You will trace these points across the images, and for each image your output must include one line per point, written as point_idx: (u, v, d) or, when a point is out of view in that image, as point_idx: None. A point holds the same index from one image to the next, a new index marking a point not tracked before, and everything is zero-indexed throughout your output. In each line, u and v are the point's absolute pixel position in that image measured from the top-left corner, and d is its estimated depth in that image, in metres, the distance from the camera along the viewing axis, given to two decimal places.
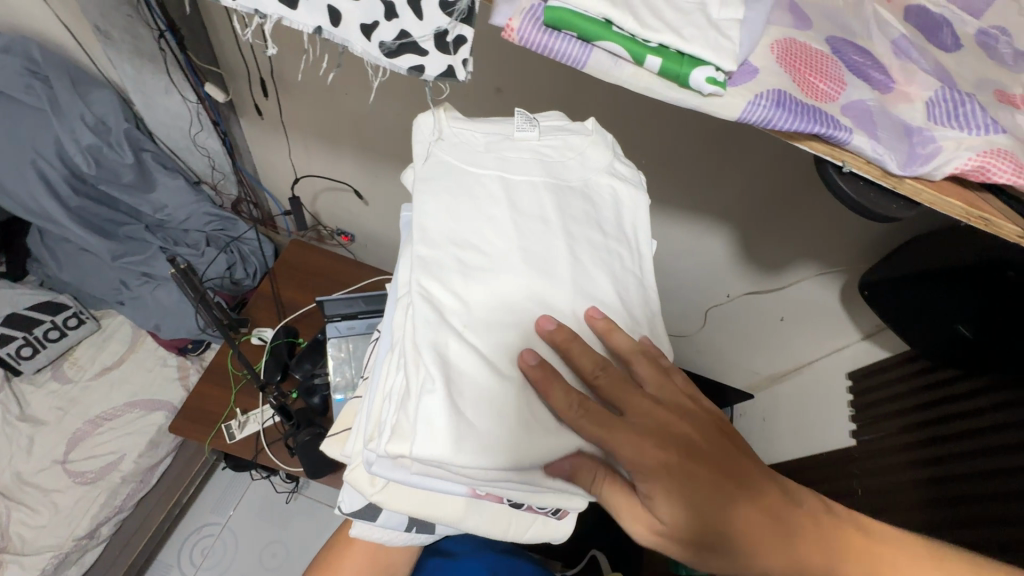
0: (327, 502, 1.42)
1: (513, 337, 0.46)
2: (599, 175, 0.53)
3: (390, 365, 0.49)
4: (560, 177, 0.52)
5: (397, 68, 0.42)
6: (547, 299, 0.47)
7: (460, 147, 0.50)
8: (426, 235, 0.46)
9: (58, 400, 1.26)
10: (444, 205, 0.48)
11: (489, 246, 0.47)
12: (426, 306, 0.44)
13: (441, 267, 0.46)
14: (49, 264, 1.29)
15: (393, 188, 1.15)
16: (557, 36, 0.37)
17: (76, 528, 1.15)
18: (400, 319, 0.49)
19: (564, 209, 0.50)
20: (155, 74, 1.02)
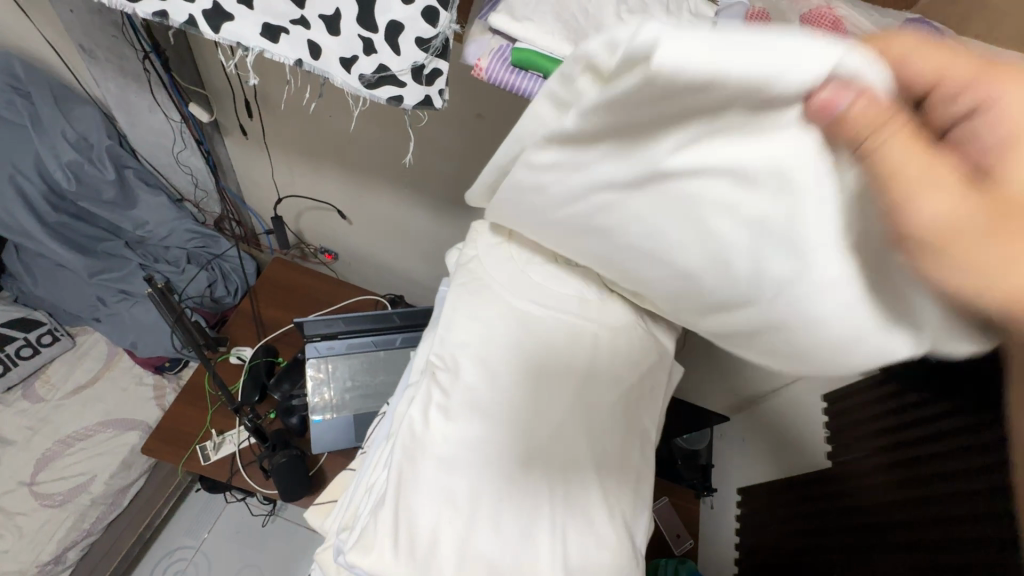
0: (305, 524, 1.39)
1: (496, 467, 0.50)
2: (623, 305, 0.57)
3: (382, 455, 0.56)
4: (584, 311, 0.56)
5: (376, 98, 0.43)
6: (534, 434, 0.51)
7: (501, 266, 0.56)
8: (444, 344, 0.54)
9: (28, 420, 1.23)
10: (464, 325, 0.54)
11: (492, 374, 0.53)
12: (419, 416, 0.51)
13: (447, 385, 0.52)
14: (24, 280, 1.27)
15: (377, 209, 1.16)
16: (524, 75, 0.38)
17: (42, 553, 1.11)
18: (401, 412, 0.56)
19: (572, 346, 0.55)
20: (139, 93, 1.03)
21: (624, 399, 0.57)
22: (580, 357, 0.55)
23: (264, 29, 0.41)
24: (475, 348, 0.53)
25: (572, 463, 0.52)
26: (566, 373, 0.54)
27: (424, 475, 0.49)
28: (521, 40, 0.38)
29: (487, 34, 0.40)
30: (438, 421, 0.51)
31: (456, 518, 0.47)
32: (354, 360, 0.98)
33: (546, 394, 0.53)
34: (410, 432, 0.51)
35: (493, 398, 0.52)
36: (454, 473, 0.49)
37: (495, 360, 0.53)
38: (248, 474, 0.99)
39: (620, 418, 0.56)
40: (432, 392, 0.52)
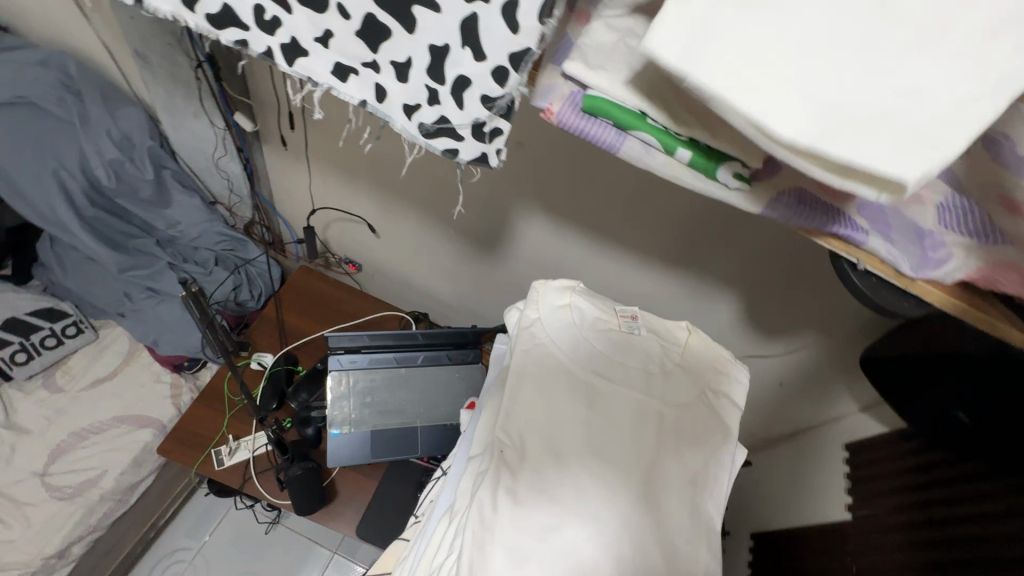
0: (308, 534, 1.38)
1: (562, 556, 0.51)
2: (679, 379, 0.62)
3: (441, 535, 0.58)
4: (645, 386, 0.61)
5: (432, 148, 0.43)
6: (600, 522, 0.53)
7: (560, 329, 0.64)
8: (510, 421, 0.57)
9: (45, 410, 1.24)
10: (528, 400, 0.59)
11: (557, 452, 0.56)
12: (489, 499, 0.54)
13: (514, 465, 0.55)
14: (55, 271, 1.29)
15: (406, 225, 1.17)
16: (592, 121, 0.39)
17: (47, 546, 1.11)
18: (465, 489, 0.58)
19: (634, 426, 0.58)
20: (187, 99, 1.06)
21: (690, 485, 0.57)
22: (643, 438, 0.58)
23: (335, 68, 0.42)
24: (541, 427, 0.57)
25: (637, 554, 0.52)
26: (631, 450, 0.57)
27: (495, 564, 0.51)
28: (592, 87, 0.38)
29: (559, 80, 0.41)
30: (506, 505, 0.53)
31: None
32: (376, 375, 0.98)
33: (606, 478, 0.55)
34: (480, 518, 0.53)
35: (558, 478, 0.55)
36: (523, 559, 0.51)
37: (561, 439, 0.56)
38: (260, 482, 0.99)
39: (686, 503, 0.56)
40: (501, 473, 0.55)
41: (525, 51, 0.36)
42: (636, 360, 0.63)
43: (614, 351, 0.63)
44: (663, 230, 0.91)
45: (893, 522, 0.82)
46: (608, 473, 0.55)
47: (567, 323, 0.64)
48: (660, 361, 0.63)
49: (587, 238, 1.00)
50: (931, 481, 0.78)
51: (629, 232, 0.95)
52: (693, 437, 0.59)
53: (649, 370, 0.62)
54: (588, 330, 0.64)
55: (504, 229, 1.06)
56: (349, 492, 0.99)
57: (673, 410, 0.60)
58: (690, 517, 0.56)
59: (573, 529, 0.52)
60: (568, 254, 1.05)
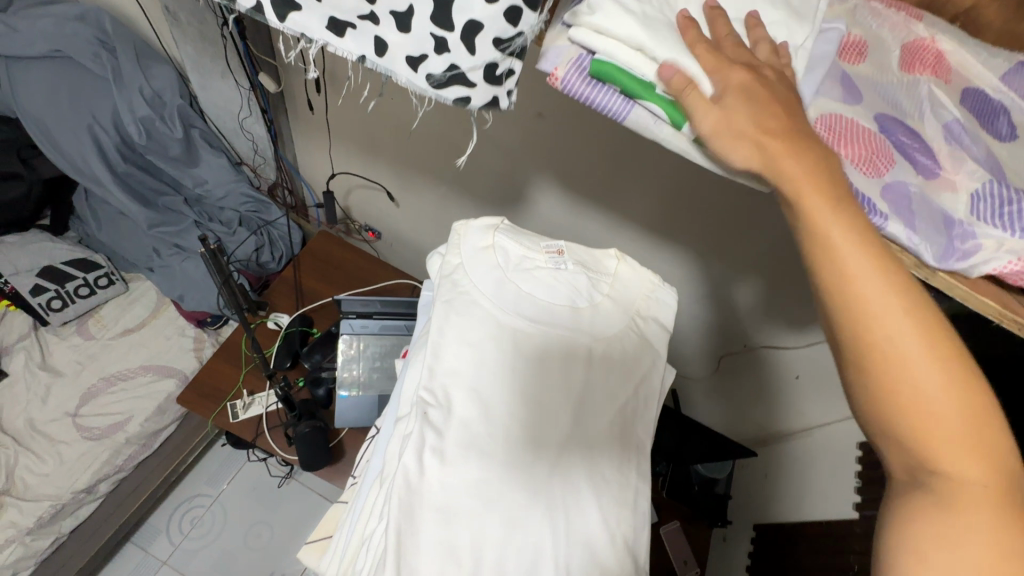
0: (318, 490, 1.43)
1: (494, 505, 0.50)
2: (610, 313, 0.60)
3: (376, 499, 0.55)
4: (575, 321, 0.58)
5: (442, 99, 0.41)
6: (530, 469, 0.52)
7: (483, 271, 0.59)
8: (434, 373, 0.53)
9: (79, 355, 1.31)
10: (454, 348, 0.55)
11: (484, 400, 0.53)
12: (411, 462, 0.50)
13: (436, 421, 0.52)
14: (90, 223, 1.34)
15: (424, 194, 1.17)
16: (601, 88, 0.38)
17: (77, 482, 1.18)
18: (394, 452, 0.54)
19: (569, 372, 0.56)
20: (214, 59, 1.07)
21: (620, 416, 0.57)
22: (575, 380, 0.56)
23: (330, 23, 0.41)
24: (466, 377, 0.53)
25: (573, 495, 0.53)
26: (559, 394, 0.55)
27: (424, 529, 0.48)
28: (600, 51, 0.37)
29: (566, 42, 0.39)
30: (433, 463, 0.50)
31: (461, 565, 0.48)
32: (384, 342, 0.99)
33: (539, 428, 0.53)
34: (406, 482, 0.50)
35: (485, 427, 0.52)
36: (451, 514, 0.49)
37: (487, 387, 0.53)
38: (272, 437, 1.03)
39: (615, 437, 0.56)
40: (426, 434, 0.51)
41: None
42: (564, 296, 0.59)
43: (543, 290, 0.59)
44: (680, 208, 0.88)
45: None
46: (538, 420, 0.53)
47: (491, 265, 0.59)
48: (588, 292, 0.60)
49: (603, 215, 0.97)
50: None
51: (644, 209, 0.92)
52: (623, 368, 0.58)
53: (578, 307, 0.59)
54: (514, 272, 0.60)
55: (520, 201, 1.05)
56: (356, 453, 1.02)
57: (601, 344, 0.58)
58: (619, 448, 0.56)
59: (502, 478, 0.51)
60: (584, 229, 1.02)
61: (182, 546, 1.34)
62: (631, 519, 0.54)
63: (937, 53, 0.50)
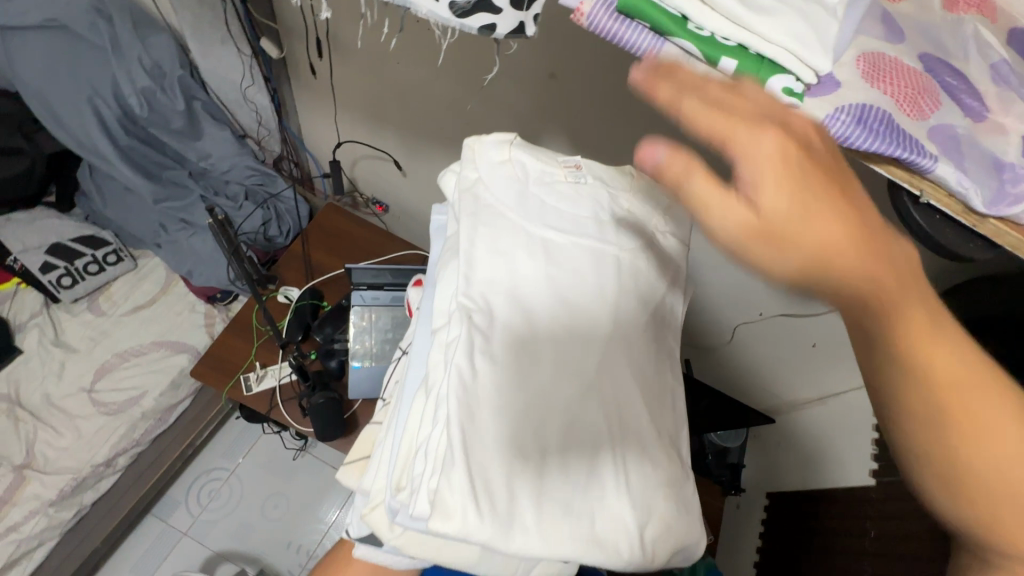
0: (332, 463, 1.44)
1: (547, 403, 0.47)
2: (634, 224, 0.56)
3: (420, 408, 0.51)
4: (600, 233, 0.54)
5: (467, 29, 0.38)
6: (577, 366, 0.49)
7: (505, 187, 0.55)
8: (471, 282, 0.50)
9: (91, 331, 1.31)
10: (488, 253, 0.51)
11: (525, 302, 0.50)
12: (461, 361, 0.46)
13: (480, 322, 0.49)
14: (95, 200, 1.33)
15: (433, 162, 1.14)
16: (629, 24, 0.35)
17: (96, 455, 1.20)
18: (437, 359, 0.50)
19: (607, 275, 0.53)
20: (214, 24, 1.03)
21: (652, 321, 0.54)
22: (610, 285, 0.52)
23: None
24: (504, 280, 0.51)
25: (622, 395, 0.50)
26: (598, 296, 0.52)
27: (484, 425, 0.45)
28: None
29: None
30: (483, 361, 0.47)
31: (525, 459, 0.45)
32: (396, 313, 0.98)
33: (581, 329, 0.51)
34: (459, 381, 0.46)
35: (529, 330, 0.49)
36: (510, 411, 0.46)
37: (526, 290, 0.51)
38: (286, 409, 1.03)
39: (651, 341, 0.54)
40: (473, 335, 0.48)
41: None
42: (587, 210, 0.56)
43: (565, 203, 0.56)
44: None
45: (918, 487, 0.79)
46: (581, 321, 0.51)
47: (511, 180, 0.56)
48: (609, 208, 0.56)
49: None
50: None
51: None
52: (651, 277, 0.55)
53: (604, 219, 0.56)
54: (535, 187, 0.56)
55: None
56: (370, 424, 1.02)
57: (631, 252, 0.55)
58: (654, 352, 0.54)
59: (553, 375, 0.48)
60: None
61: (201, 518, 1.37)
62: (671, 415, 0.54)
63: None
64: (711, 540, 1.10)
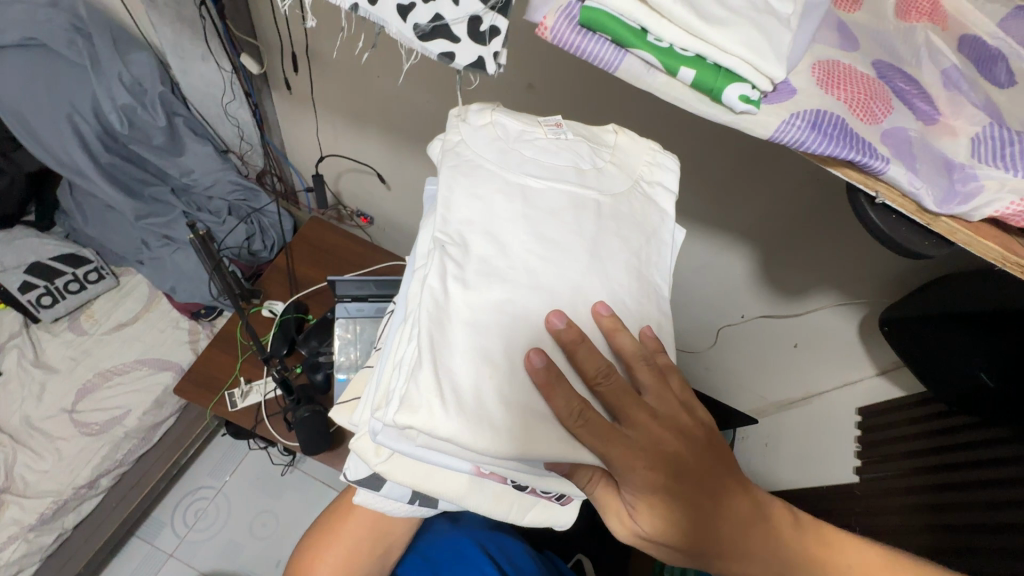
0: (322, 478, 1.43)
1: (522, 331, 0.45)
2: (619, 175, 0.53)
3: (401, 339, 0.49)
4: (581, 180, 0.51)
5: (427, 53, 0.40)
6: (556, 297, 0.47)
7: (485, 143, 0.51)
8: (449, 222, 0.47)
9: (72, 351, 1.30)
10: (465, 191, 0.48)
11: (503, 237, 0.47)
12: (435, 289, 0.45)
13: (454, 252, 0.46)
14: (76, 218, 1.32)
15: (416, 173, 1.14)
16: (591, 37, 0.36)
17: (77, 477, 1.18)
18: (415, 291, 0.49)
19: (590, 217, 0.50)
20: (194, 41, 1.04)
21: (635, 262, 0.51)
22: (588, 226, 0.49)
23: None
24: (480, 218, 0.47)
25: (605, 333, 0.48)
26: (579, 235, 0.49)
27: (458, 343, 0.44)
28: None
29: None
30: (457, 289, 0.45)
31: (501, 381, 0.44)
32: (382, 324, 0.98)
33: (563, 261, 0.48)
34: (432, 304, 0.44)
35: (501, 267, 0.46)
36: (485, 337, 0.44)
37: (502, 226, 0.48)
38: (271, 424, 1.02)
39: (639, 284, 0.51)
40: (446, 263, 0.46)
41: None
42: (566, 160, 0.52)
43: (546, 155, 0.52)
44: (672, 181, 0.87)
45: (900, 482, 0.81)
46: (564, 256, 0.48)
47: (492, 137, 0.51)
48: (591, 158, 0.53)
49: None
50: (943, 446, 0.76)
51: None
52: (633, 223, 0.51)
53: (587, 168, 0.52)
54: (516, 143, 0.52)
55: None
56: None
57: (613, 199, 0.51)
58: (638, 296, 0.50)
59: (530, 305, 0.46)
60: None
61: (188, 538, 1.34)
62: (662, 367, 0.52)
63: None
64: None
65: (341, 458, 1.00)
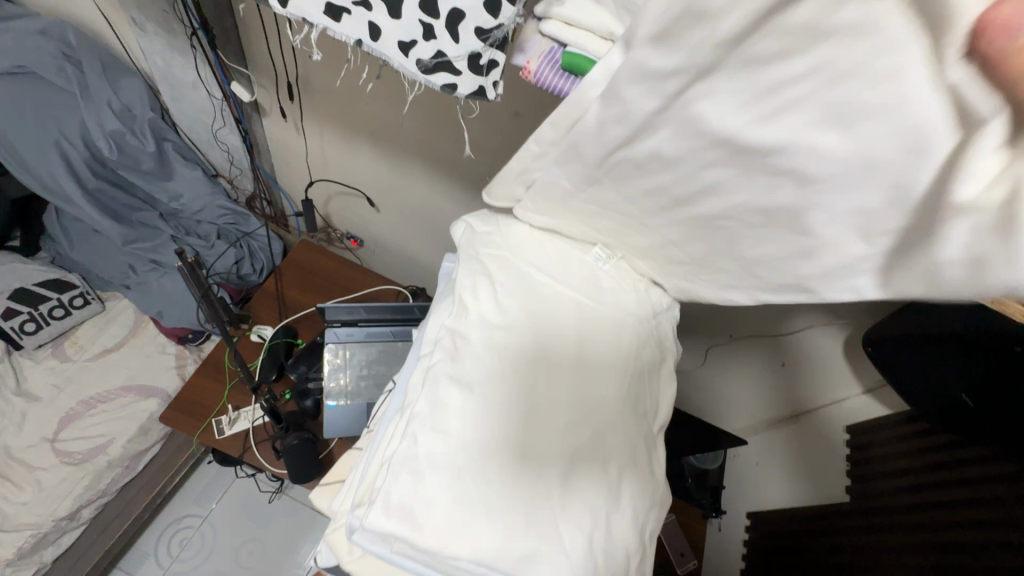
0: (310, 504, 1.41)
1: (516, 438, 0.48)
2: (625, 283, 0.58)
3: (394, 432, 0.53)
4: (586, 289, 0.57)
5: (431, 84, 0.41)
6: (553, 405, 0.51)
7: (499, 251, 0.57)
8: (456, 327, 0.53)
9: (55, 378, 1.27)
10: (475, 297, 0.55)
11: (504, 344, 0.52)
12: (433, 389, 0.50)
13: (458, 355, 0.52)
14: (61, 242, 1.31)
15: (406, 197, 1.16)
16: (571, 79, 0.38)
17: (58, 509, 1.15)
18: (416, 384, 0.54)
19: (589, 327, 0.55)
20: (185, 68, 1.05)
21: (631, 371, 0.55)
22: (589, 336, 0.55)
23: (327, 8, 0.39)
24: (487, 325, 0.53)
25: (603, 439, 0.51)
26: (574, 346, 0.54)
27: (447, 447, 0.47)
28: (572, 44, 0.37)
29: (538, 35, 0.39)
30: (454, 391, 0.50)
31: (487, 487, 0.46)
32: (372, 349, 0.99)
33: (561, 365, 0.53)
34: (429, 405, 0.49)
35: (498, 360, 0.51)
36: (477, 441, 0.48)
37: (504, 334, 0.53)
38: (260, 452, 1.01)
39: (636, 393, 0.55)
40: (443, 361, 0.51)
41: None
42: (565, 267, 0.57)
43: (555, 250, 0.58)
44: None
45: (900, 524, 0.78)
46: (566, 367, 0.53)
47: (505, 245, 0.58)
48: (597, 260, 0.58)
49: None
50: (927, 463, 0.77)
51: None
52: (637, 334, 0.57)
53: (595, 269, 0.58)
54: (526, 251, 0.57)
55: None
56: None
57: (616, 310, 0.57)
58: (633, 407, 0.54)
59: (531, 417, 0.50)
60: None
61: (172, 569, 1.31)
62: (656, 494, 0.53)
63: None
64: (695, 564, 1.11)
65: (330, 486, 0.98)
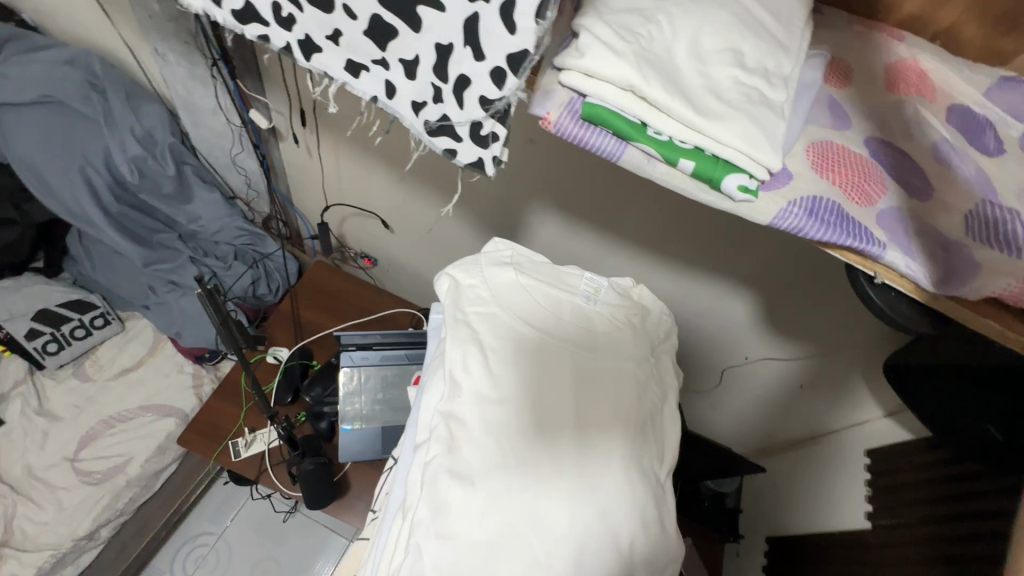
0: (325, 522, 1.40)
1: (515, 525, 0.50)
2: (616, 331, 0.61)
3: (399, 529, 0.54)
4: (579, 344, 0.59)
5: (433, 146, 0.42)
6: (552, 484, 0.52)
7: (487, 318, 0.60)
8: (451, 412, 0.55)
9: (76, 397, 1.30)
10: (464, 376, 0.56)
11: (500, 424, 0.54)
12: (432, 490, 0.52)
13: (453, 447, 0.53)
14: (84, 264, 1.34)
15: (420, 220, 1.17)
16: (593, 130, 0.38)
17: (78, 528, 1.16)
18: (415, 479, 0.54)
19: (584, 390, 0.56)
20: (205, 96, 1.07)
21: (633, 432, 0.56)
22: (583, 406, 0.56)
23: (347, 64, 0.41)
24: (480, 408, 0.54)
25: (610, 510, 0.52)
26: (567, 412, 0.55)
27: (452, 551, 0.49)
28: (592, 95, 0.38)
29: (557, 86, 0.39)
30: (454, 487, 0.51)
31: None
32: (385, 373, 0.99)
33: (553, 438, 0.54)
34: (429, 509, 0.51)
35: (496, 444, 0.53)
36: (481, 536, 0.50)
37: (497, 414, 0.54)
38: (275, 474, 1.01)
39: (639, 455, 0.56)
40: (440, 457, 0.53)
41: (523, 53, 0.35)
42: (554, 322, 0.60)
43: (548, 303, 0.62)
44: (678, 227, 0.88)
45: (914, 557, 0.76)
46: (563, 442, 0.54)
47: (492, 308, 0.60)
48: (587, 303, 0.63)
49: (603, 238, 0.98)
50: (950, 493, 0.74)
51: (641, 225, 0.92)
52: (636, 388, 0.58)
53: (589, 316, 0.62)
54: (513, 310, 0.60)
55: (516, 224, 1.05)
56: (361, 486, 1.00)
57: (609, 368, 0.58)
58: (637, 467, 0.55)
59: (536, 507, 0.51)
60: (580, 249, 1.03)
61: None
62: (670, 552, 0.55)
63: (921, 73, 0.49)
64: None
65: (345, 509, 0.99)
